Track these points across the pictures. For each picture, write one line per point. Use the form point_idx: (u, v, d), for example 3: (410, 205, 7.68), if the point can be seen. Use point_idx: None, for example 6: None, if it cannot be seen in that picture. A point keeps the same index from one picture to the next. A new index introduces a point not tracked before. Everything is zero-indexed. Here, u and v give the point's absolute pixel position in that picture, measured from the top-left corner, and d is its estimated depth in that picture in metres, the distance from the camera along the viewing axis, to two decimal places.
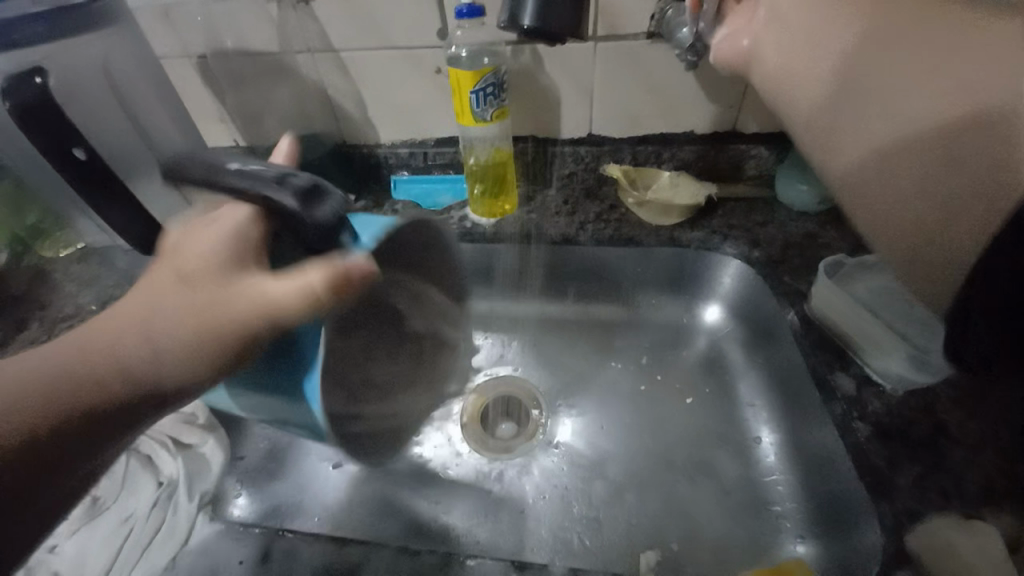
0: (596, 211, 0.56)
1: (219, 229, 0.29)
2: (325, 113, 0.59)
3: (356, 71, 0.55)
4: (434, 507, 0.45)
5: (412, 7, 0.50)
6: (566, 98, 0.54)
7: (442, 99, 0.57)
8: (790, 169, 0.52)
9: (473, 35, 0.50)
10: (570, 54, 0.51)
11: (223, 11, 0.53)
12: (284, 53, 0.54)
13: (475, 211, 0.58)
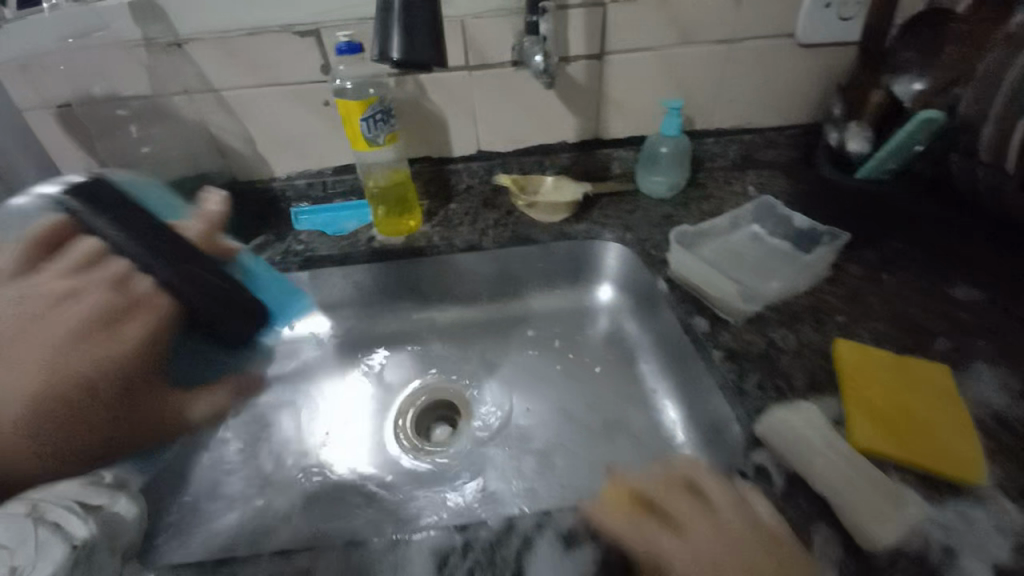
0: (494, 218, 0.62)
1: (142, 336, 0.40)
2: (213, 153, 0.59)
3: (241, 109, 0.57)
4: (375, 510, 0.47)
5: (292, 46, 0.52)
6: (452, 120, 0.60)
7: (334, 129, 0.59)
8: (645, 165, 0.62)
9: (357, 68, 0.54)
10: (449, 81, 0.57)
11: (86, 58, 0.51)
12: (160, 96, 0.54)
13: (381, 231, 0.61)
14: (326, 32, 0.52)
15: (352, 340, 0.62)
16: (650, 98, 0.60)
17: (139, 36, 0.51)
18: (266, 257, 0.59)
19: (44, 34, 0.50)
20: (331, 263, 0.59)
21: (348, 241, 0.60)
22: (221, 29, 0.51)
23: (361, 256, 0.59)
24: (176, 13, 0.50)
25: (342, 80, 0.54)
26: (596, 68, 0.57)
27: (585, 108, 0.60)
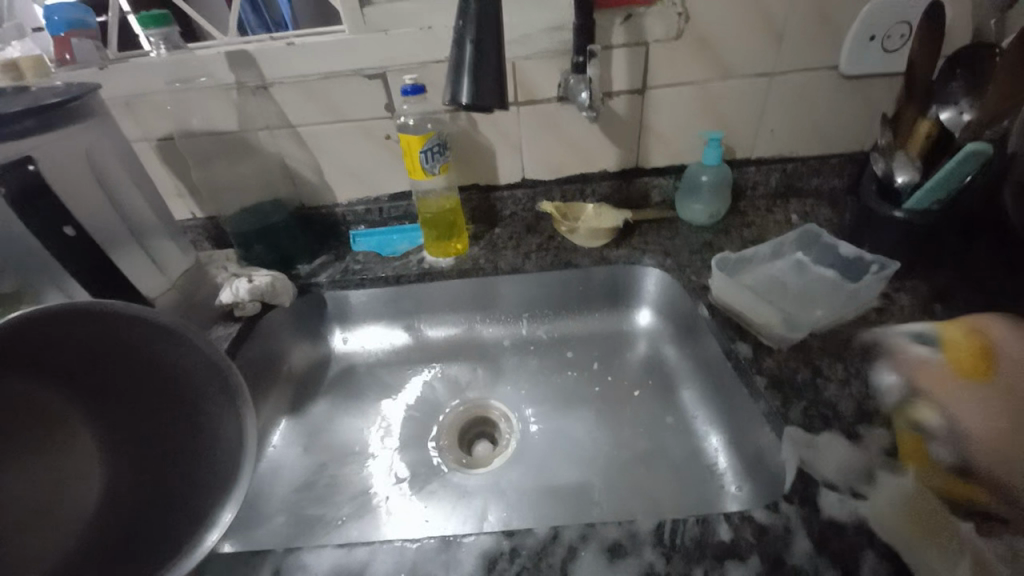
0: (537, 242, 0.65)
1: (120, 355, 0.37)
2: (286, 181, 0.65)
3: (312, 142, 0.63)
4: (420, 522, 0.50)
5: (361, 87, 0.59)
6: (500, 152, 0.64)
7: (392, 160, 0.65)
8: (685, 193, 0.64)
9: (418, 107, 0.59)
10: (499, 117, 0.61)
11: (188, 99, 0.59)
12: (245, 131, 0.61)
13: (432, 253, 0.65)
14: (391, 75, 0.58)
15: (400, 354, 0.65)
16: (690, 129, 0.63)
17: (232, 81, 0.58)
18: (326, 275, 0.64)
19: (150, 78, 0.57)
20: (384, 282, 0.63)
21: (401, 263, 0.65)
22: (301, 74, 0.58)
23: (412, 276, 0.63)
24: (266, 61, 0.57)
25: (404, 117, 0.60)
26: (637, 102, 0.60)
27: (627, 139, 0.63)
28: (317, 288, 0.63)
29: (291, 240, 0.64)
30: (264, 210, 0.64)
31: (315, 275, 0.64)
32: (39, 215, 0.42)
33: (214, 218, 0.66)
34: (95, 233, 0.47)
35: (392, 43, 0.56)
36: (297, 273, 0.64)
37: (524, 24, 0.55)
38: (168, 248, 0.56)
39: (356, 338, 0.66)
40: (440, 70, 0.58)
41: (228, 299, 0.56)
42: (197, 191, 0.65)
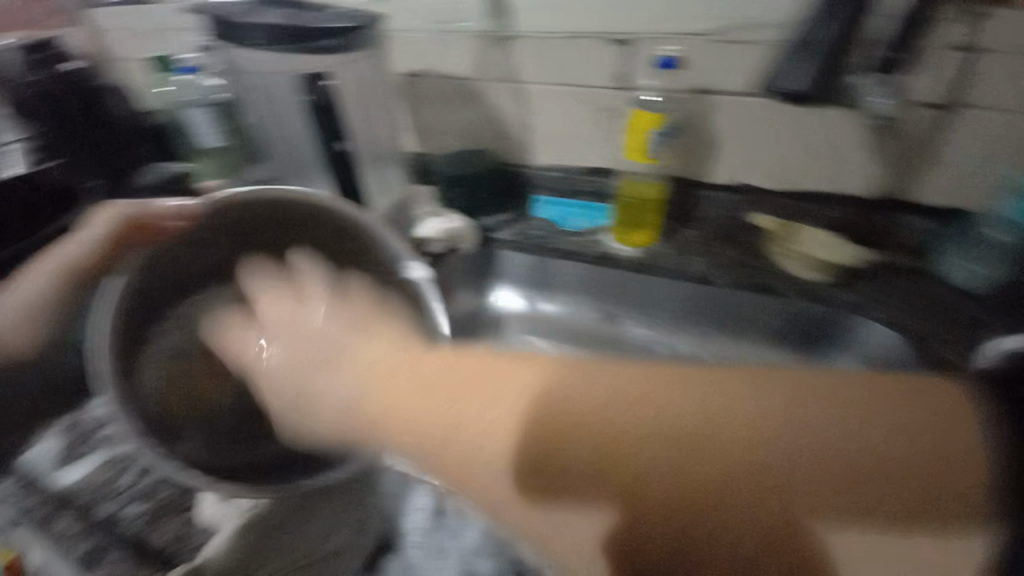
0: (734, 256, 0.58)
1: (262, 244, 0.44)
2: (495, 134, 0.68)
3: (532, 100, 0.64)
4: None
5: (606, 50, 0.57)
6: (728, 149, 0.58)
7: (604, 133, 0.63)
8: (956, 246, 0.51)
9: (663, 83, 0.56)
10: (743, 110, 0.56)
11: (439, 40, 0.64)
12: (477, 79, 0.65)
13: (614, 238, 0.62)
14: (640, 42, 0.55)
15: (547, 330, 0.64)
16: (991, 167, 0.50)
17: (483, 29, 0.61)
18: (509, 233, 0.66)
19: (415, 17, 0.63)
20: (558, 255, 0.62)
21: (579, 240, 0.63)
22: (549, 30, 0.59)
23: (589, 257, 0.61)
24: (520, 13, 0.59)
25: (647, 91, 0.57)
26: (937, 120, 0.49)
27: (898, 162, 0.53)
28: (495, 242, 0.65)
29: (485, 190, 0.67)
30: (469, 157, 0.67)
31: (497, 230, 0.66)
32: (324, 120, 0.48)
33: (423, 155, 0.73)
34: (356, 147, 0.55)
35: (652, 8, 0.53)
36: (480, 223, 0.67)
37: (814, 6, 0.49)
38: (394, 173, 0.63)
39: (511, 299, 0.66)
40: (694, 45, 0.54)
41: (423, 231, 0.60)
42: (417, 127, 0.71)
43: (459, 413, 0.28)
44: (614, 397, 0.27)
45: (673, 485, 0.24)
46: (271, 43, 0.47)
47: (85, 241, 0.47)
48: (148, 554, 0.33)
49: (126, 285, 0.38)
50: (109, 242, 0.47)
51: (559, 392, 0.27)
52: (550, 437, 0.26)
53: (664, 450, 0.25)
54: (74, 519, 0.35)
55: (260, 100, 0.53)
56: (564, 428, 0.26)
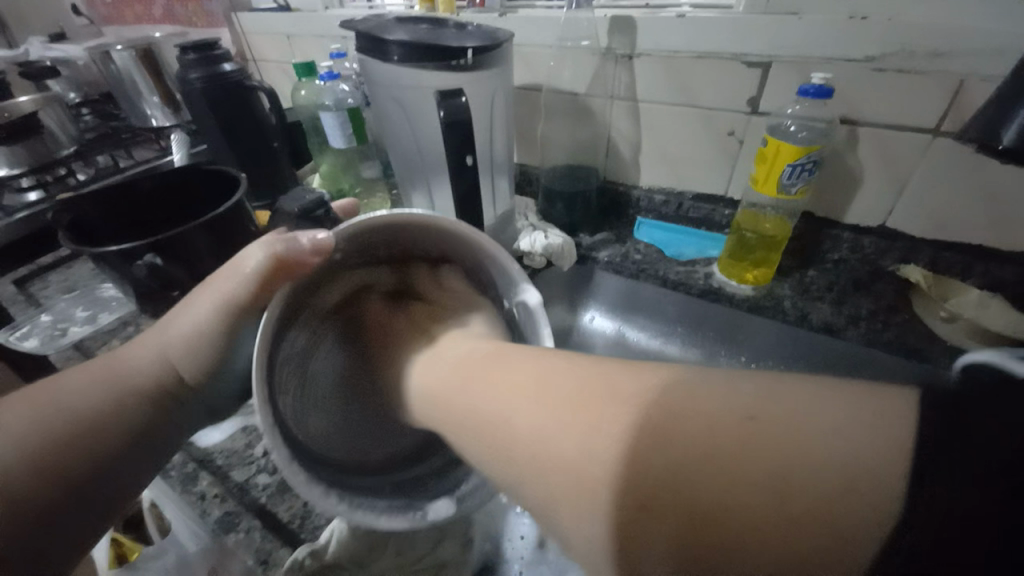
0: (870, 307, 0.54)
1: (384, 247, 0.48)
2: (603, 152, 0.68)
3: (644, 120, 0.63)
4: None
5: (736, 73, 0.54)
6: (866, 184, 0.54)
7: (721, 158, 0.60)
8: None
9: (807, 109, 0.52)
10: (894, 144, 0.51)
11: (556, 55, 0.64)
12: (590, 96, 0.65)
13: (723, 271, 0.59)
14: (777, 66, 0.52)
15: (635, 360, 0.62)
16: None
17: (602, 46, 0.61)
18: (606, 253, 0.64)
19: (535, 33, 0.64)
20: (661, 284, 0.60)
21: (684, 268, 0.61)
22: (673, 49, 0.57)
23: (695, 290, 0.59)
24: (644, 32, 0.57)
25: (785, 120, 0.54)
26: None
27: None
28: (593, 261, 0.64)
29: (588, 207, 0.67)
30: (575, 174, 0.67)
31: (595, 250, 0.65)
32: (454, 135, 0.51)
33: (527, 167, 0.75)
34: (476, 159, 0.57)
35: (799, 30, 0.50)
36: (578, 241, 0.67)
37: (1000, 37, 0.43)
38: (504, 186, 0.65)
39: (604, 322, 0.65)
40: (844, 71, 0.50)
41: (526, 245, 0.62)
42: (525, 139, 0.74)
43: (515, 413, 0.32)
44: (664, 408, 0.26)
45: (759, 490, 0.21)
46: (404, 57, 0.50)
47: (241, 277, 0.38)
48: (286, 527, 0.36)
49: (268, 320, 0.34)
50: (259, 290, 0.38)
51: (651, 415, 0.25)
52: (677, 471, 0.23)
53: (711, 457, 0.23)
54: (212, 480, 0.39)
55: (395, 107, 0.59)
56: (676, 440, 0.24)
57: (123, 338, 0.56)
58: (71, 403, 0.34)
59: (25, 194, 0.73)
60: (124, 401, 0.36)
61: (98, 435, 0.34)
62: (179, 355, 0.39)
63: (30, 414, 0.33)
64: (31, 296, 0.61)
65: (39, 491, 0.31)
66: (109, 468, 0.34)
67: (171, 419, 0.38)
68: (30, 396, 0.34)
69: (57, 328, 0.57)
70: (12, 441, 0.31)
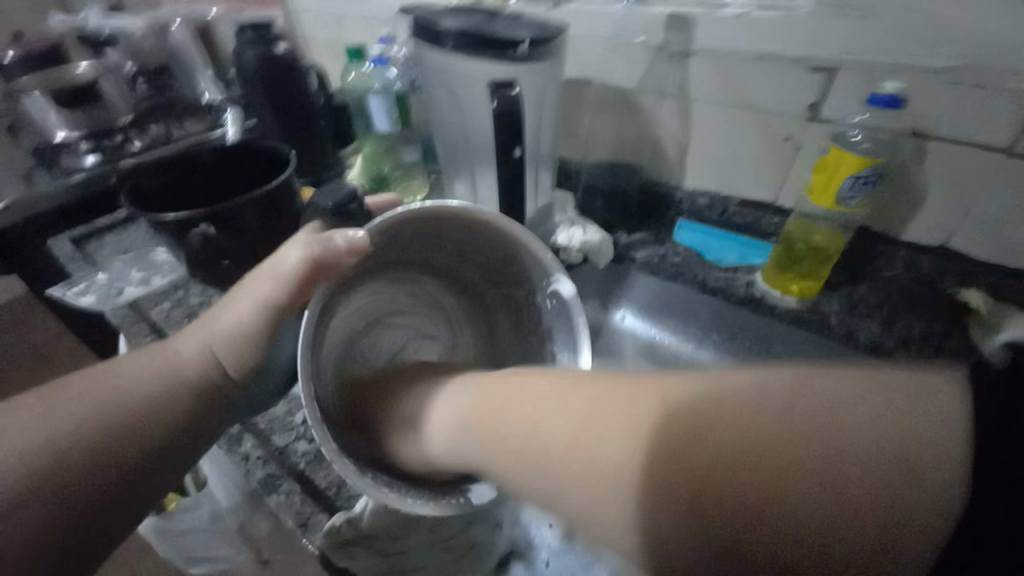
0: (921, 330, 0.51)
1: (421, 236, 0.47)
2: (649, 151, 0.67)
3: (696, 121, 0.62)
4: None
5: (798, 77, 0.53)
6: (932, 201, 0.52)
7: (774, 164, 0.59)
8: None
9: (876, 119, 0.49)
10: (966, 160, 0.48)
11: (609, 50, 0.64)
12: (639, 93, 0.64)
13: (768, 281, 0.58)
14: (842, 72, 0.50)
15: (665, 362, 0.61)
16: None
17: (657, 43, 0.60)
18: (643, 254, 0.64)
19: (588, 26, 0.64)
20: (697, 288, 0.60)
21: (725, 275, 0.60)
22: (732, 49, 0.55)
23: (732, 296, 0.58)
24: (703, 30, 0.56)
25: (848, 128, 0.52)
26: None
27: None
28: (630, 262, 0.64)
29: (627, 206, 0.66)
30: (617, 171, 0.67)
31: (632, 249, 0.65)
32: (503, 125, 0.51)
33: (570, 162, 0.75)
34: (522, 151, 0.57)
35: (870, 35, 0.48)
36: (616, 240, 0.67)
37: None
38: (544, 180, 0.66)
39: (636, 323, 0.63)
40: (918, 81, 0.47)
41: (563, 238, 0.62)
42: (569, 134, 0.73)
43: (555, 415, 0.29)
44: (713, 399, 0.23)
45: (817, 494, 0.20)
46: (459, 44, 0.50)
47: (279, 278, 0.38)
48: (322, 493, 0.38)
49: (309, 318, 0.34)
50: (299, 289, 0.38)
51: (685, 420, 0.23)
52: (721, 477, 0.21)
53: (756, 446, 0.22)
54: (256, 443, 0.41)
55: (446, 95, 0.59)
56: (717, 436, 0.22)
57: (173, 302, 0.58)
58: (128, 392, 0.36)
59: (85, 158, 0.76)
60: (173, 394, 0.37)
61: (146, 428, 0.35)
62: (223, 351, 0.39)
63: (89, 402, 0.35)
64: (89, 255, 0.64)
65: (93, 476, 0.33)
66: (154, 461, 0.35)
67: (215, 414, 0.39)
68: (98, 377, 0.37)
69: (113, 287, 0.60)
70: (74, 428, 0.34)
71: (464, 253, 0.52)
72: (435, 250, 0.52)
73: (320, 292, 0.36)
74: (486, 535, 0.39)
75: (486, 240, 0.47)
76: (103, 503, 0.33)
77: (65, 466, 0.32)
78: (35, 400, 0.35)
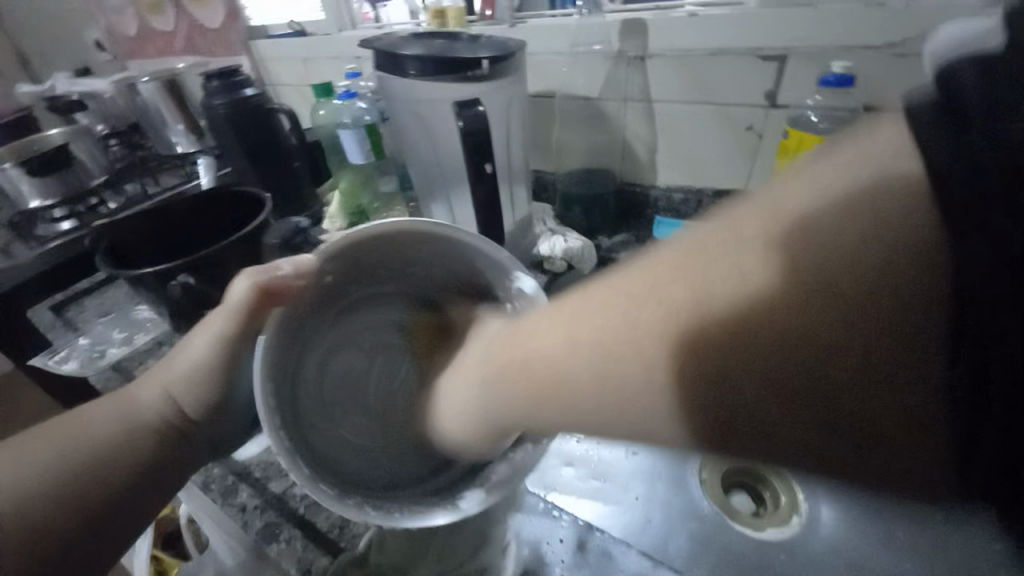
0: None
1: (387, 253, 0.46)
2: (620, 153, 0.69)
3: (659, 120, 0.63)
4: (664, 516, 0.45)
5: (751, 67, 0.54)
6: None
7: (739, 152, 0.60)
8: None
9: (828, 99, 0.51)
10: None
11: (569, 61, 0.65)
12: (602, 99, 0.65)
13: None
14: (793, 58, 0.52)
15: None
16: None
17: (613, 50, 0.61)
18: (626, 254, 0.65)
19: (546, 41, 0.66)
20: None
21: None
22: (685, 48, 0.57)
23: None
24: (656, 33, 0.58)
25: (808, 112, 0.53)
26: None
27: None
28: (613, 263, 0.65)
29: (605, 209, 0.67)
30: (590, 177, 0.68)
31: (614, 252, 0.66)
32: (473, 143, 0.51)
33: (545, 173, 0.76)
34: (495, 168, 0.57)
35: (813, 21, 0.50)
36: (598, 244, 0.67)
37: None
38: (521, 194, 0.67)
39: None
40: (864, 59, 0.49)
41: (545, 248, 0.62)
42: (540, 146, 0.75)
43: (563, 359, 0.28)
44: (728, 283, 0.23)
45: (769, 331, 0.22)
46: (420, 71, 0.51)
47: (229, 312, 0.38)
48: (323, 536, 0.37)
49: (263, 348, 0.35)
50: (249, 319, 0.38)
51: (693, 278, 0.24)
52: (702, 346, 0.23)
53: (851, 220, 0.22)
54: (253, 492, 0.40)
55: (413, 120, 0.60)
56: (713, 298, 0.23)
57: (158, 358, 0.57)
58: (84, 441, 0.35)
59: (59, 224, 0.76)
60: (131, 436, 0.36)
61: (108, 472, 0.34)
62: (177, 390, 0.38)
63: (36, 452, 0.34)
64: (70, 321, 0.64)
65: (54, 528, 0.32)
66: (122, 504, 0.34)
67: (179, 454, 0.37)
68: (48, 432, 0.35)
69: (96, 351, 0.59)
70: (31, 484, 0.32)
71: (426, 270, 0.50)
72: (399, 268, 0.50)
73: (275, 317, 0.37)
74: (497, 558, 0.37)
75: (459, 256, 0.46)
76: (73, 551, 0.32)
77: (10, 526, 0.31)
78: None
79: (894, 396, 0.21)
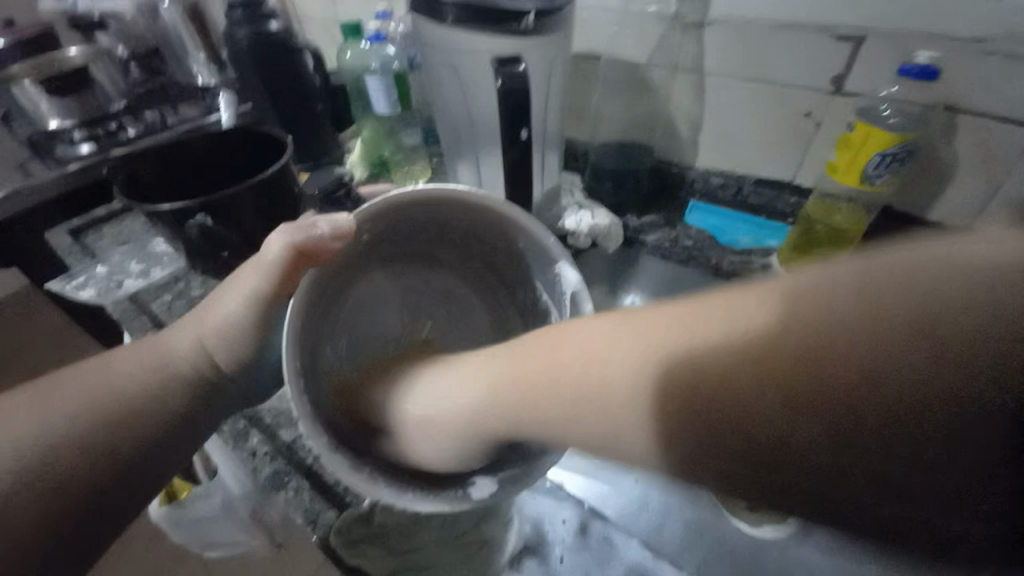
0: None
1: (424, 220, 0.46)
2: (661, 128, 0.65)
3: (710, 96, 0.59)
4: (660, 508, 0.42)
5: (822, 46, 0.49)
6: (961, 178, 0.49)
7: (792, 140, 0.56)
8: None
9: (904, 91, 0.47)
10: (999, 133, 0.45)
11: (619, 20, 0.60)
12: (650, 68, 0.61)
13: (786, 263, 0.56)
14: (872, 40, 0.47)
15: None
16: None
17: (670, 13, 0.56)
18: (654, 237, 0.63)
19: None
20: (713, 274, 0.58)
21: (740, 258, 0.58)
22: (752, 17, 0.52)
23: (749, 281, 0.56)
24: None
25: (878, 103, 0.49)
26: None
27: None
28: (640, 245, 0.63)
29: (638, 187, 0.64)
30: (626, 151, 0.64)
31: (643, 232, 0.63)
32: (510, 105, 0.48)
33: (578, 142, 0.72)
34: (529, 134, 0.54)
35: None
36: (626, 223, 0.65)
37: None
38: (552, 162, 0.64)
39: None
40: (952, 50, 0.44)
41: (571, 222, 0.60)
42: (576, 112, 0.70)
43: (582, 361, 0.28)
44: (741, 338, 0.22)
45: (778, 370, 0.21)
46: (460, 19, 0.47)
47: (260, 270, 0.36)
48: (329, 488, 0.37)
49: (292, 312, 0.33)
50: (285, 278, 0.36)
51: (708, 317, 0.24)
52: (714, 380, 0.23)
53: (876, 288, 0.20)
54: (263, 438, 0.40)
55: (447, 71, 0.56)
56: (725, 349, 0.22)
57: (174, 294, 0.57)
58: (117, 385, 0.36)
59: (77, 147, 0.74)
60: (167, 381, 0.37)
61: (147, 413, 0.35)
62: (211, 343, 0.38)
63: (82, 392, 0.35)
64: (87, 247, 0.63)
65: (83, 470, 0.32)
66: (152, 449, 0.35)
67: (208, 401, 0.38)
68: (91, 375, 0.36)
69: (112, 281, 0.58)
70: (80, 419, 0.34)
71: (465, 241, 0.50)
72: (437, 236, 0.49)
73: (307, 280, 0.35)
74: (499, 531, 0.38)
75: (503, 231, 0.45)
76: (104, 496, 0.33)
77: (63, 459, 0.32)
78: (26, 402, 0.34)
79: (902, 434, 0.19)
